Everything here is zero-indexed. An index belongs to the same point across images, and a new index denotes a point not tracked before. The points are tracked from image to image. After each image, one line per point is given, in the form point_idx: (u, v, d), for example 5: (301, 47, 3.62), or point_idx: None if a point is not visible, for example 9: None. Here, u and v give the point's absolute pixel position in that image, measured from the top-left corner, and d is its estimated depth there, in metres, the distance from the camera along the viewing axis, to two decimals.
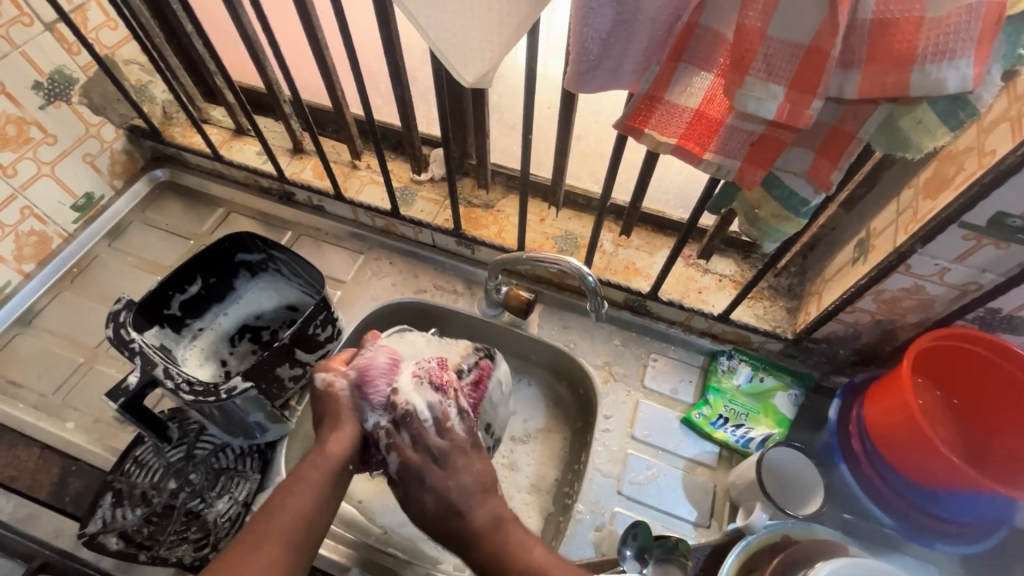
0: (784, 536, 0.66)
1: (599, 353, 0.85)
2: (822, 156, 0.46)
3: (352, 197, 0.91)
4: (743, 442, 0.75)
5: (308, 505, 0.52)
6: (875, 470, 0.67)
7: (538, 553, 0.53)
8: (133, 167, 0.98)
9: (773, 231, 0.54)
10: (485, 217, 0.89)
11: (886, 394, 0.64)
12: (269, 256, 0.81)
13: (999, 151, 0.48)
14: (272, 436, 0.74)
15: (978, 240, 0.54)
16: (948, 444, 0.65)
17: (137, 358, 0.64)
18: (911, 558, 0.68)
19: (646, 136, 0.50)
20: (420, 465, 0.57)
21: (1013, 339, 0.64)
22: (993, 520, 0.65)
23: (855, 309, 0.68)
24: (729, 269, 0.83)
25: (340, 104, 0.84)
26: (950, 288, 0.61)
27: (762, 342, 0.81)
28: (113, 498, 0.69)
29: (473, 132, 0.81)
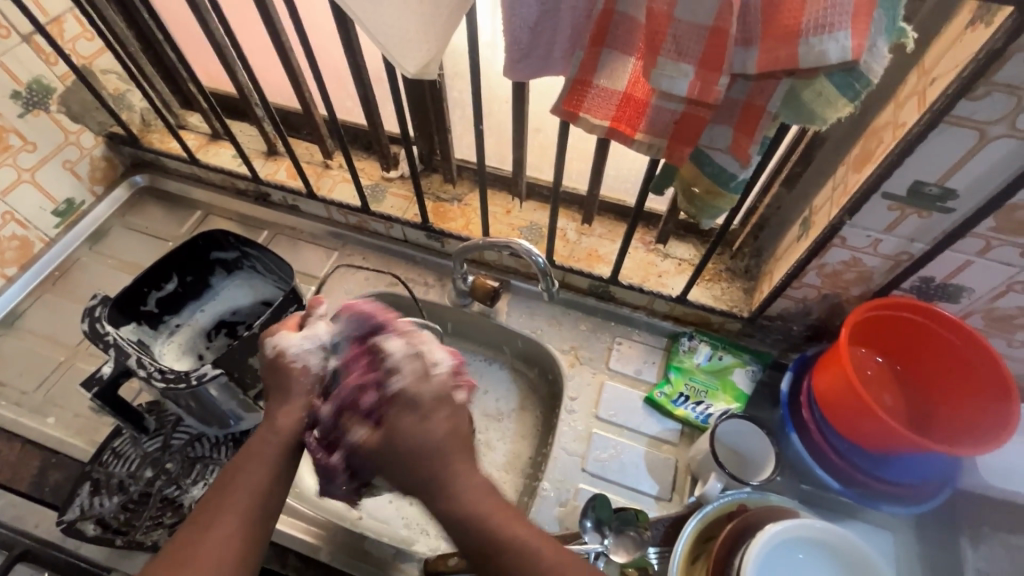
0: (740, 505, 0.68)
1: (565, 338, 0.87)
2: (741, 131, 0.48)
3: (325, 195, 0.95)
4: (703, 418, 0.78)
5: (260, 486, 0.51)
6: (825, 438, 0.70)
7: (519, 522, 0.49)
8: (113, 173, 1.01)
9: (709, 207, 0.57)
10: (453, 211, 0.92)
11: (831, 361, 0.67)
12: (243, 254, 0.83)
13: (909, 123, 0.51)
14: (247, 424, 0.76)
15: (902, 210, 0.57)
16: (893, 410, 0.68)
17: (111, 349, 0.66)
18: (866, 524, 0.71)
19: (582, 119, 0.53)
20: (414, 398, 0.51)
21: (950, 307, 0.67)
22: (937, 482, 0.67)
23: (801, 284, 0.71)
24: (687, 253, 0.86)
25: (308, 105, 0.87)
26: (885, 258, 0.64)
27: (721, 322, 0.84)
28: (91, 487, 0.71)
29: (437, 128, 0.85)
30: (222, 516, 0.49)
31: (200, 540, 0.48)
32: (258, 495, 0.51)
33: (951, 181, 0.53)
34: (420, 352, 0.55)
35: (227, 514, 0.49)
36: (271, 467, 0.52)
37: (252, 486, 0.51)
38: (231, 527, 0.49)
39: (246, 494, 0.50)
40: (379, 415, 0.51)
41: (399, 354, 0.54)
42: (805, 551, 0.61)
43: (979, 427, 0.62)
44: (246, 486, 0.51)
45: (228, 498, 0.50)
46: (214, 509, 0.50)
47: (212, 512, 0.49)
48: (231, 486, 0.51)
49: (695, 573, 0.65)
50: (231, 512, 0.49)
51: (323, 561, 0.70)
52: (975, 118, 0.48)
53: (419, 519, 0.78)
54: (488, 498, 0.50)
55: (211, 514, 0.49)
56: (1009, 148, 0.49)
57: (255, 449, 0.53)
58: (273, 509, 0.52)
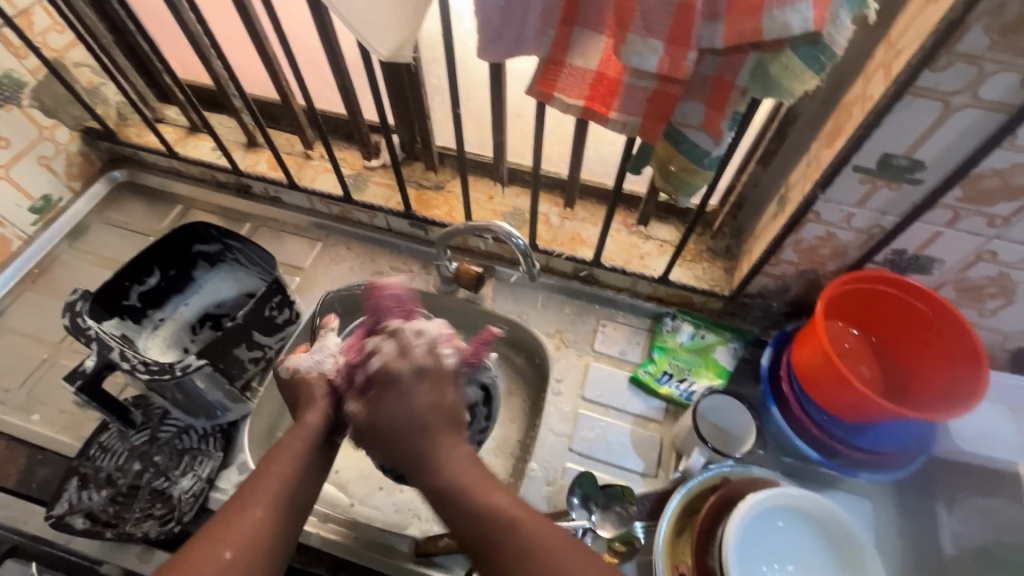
0: (724, 478, 0.70)
1: (550, 322, 0.88)
2: (712, 107, 0.49)
3: (306, 185, 0.94)
4: (686, 395, 0.79)
5: (295, 475, 0.55)
6: (805, 410, 0.71)
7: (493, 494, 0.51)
8: (91, 169, 1.00)
9: (685, 184, 0.57)
10: (436, 198, 0.92)
11: (809, 335, 0.68)
12: (226, 246, 0.83)
13: (876, 96, 0.52)
14: (234, 415, 0.76)
15: (873, 183, 0.58)
16: (869, 381, 0.70)
17: (93, 343, 0.66)
18: (843, 493, 0.72)
19: (556, 99, 0.53)
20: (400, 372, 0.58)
21: (923, 279, 0.68)
22: (912, 449, 0.69)
23: (780, 261, 0.72)
24: (668, 234, 0.87)
25: (286, 94, 0.87)
26: (858, 232, 0.65)
27: (703, 302, 0.85)
28: (79, 481, 0.71)
29: (417, 116, 0.85)
30: (253, 504, 0.51)
31: (234, 518, 0.50)
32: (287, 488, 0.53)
33: (919, 153, 0.54)
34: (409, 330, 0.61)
35: (259, 502, 0.51)
36: (303, 459, 0.56)
37: (280, 475, 0.54)
38: (263, 512, 0.51)
39: (276, 484, 0.53)
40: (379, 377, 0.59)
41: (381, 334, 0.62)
42: (784, 519, 0.63)
43: (952, 394, 0.64)
44: (280, 476, 0.54)
45: (263, 485, 0.53)
46: (248, 496, 0.52)
47: (242, 500, 0.52)
48: (263, 480, 0.53)
49: (681, 545, 0.67)
50: (262, 500, 0.52)
51: (313, 546, 0.71)
52: (940, 88, 0.49)
53: (410, 503, 0.78)
54: (466, 470, 0.53)
55: (245, 500, 0.51)
56: (972, 118, 0.50)
57: (288, 445, 0.57)
58: (301, 502, 0.54)
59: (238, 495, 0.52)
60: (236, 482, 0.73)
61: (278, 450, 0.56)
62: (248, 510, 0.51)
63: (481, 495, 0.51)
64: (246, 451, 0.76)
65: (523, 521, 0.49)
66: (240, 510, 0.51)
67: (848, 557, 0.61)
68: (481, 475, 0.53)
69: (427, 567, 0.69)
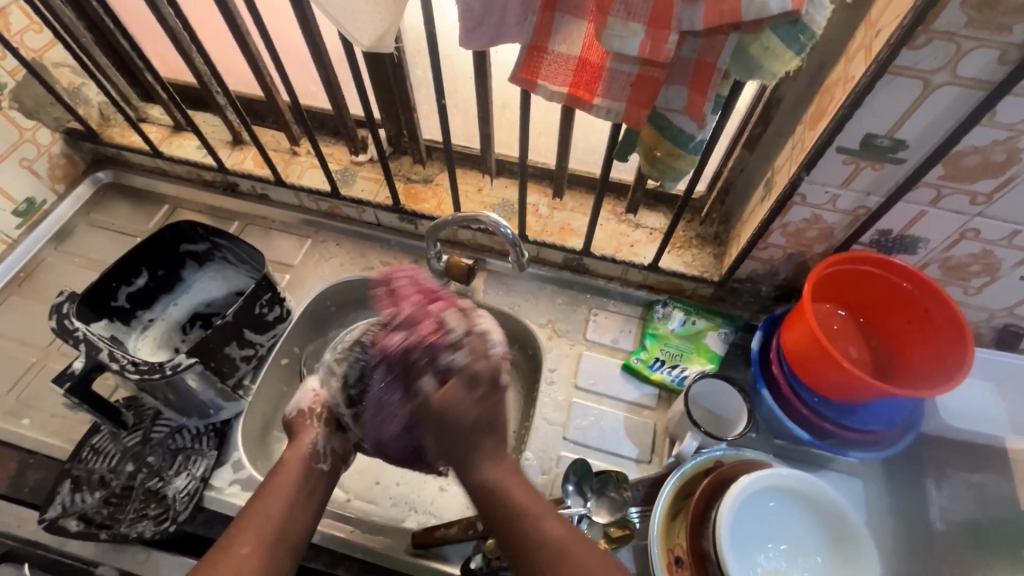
0: (716, 462, 0.70)
1: (542, 312, 0.88)
2: (694, 90, 0.49)
3: (294, 182, 0.94)
4: (678, 380, 0.79)
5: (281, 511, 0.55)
6: (795, 392, 0.72)
7: (531, 499, 0.54)
8: (74, 171, 0.99)
9: (672, 169, 0.57)
10: (425, 191, 0.92)
11: (797, 317, 0.68)
12: (213, 245, 0.83)
13: (857, 76, 0.52)
14: (227, 414, 0.76)
15: (856, 163, 0.59)
16: (858, 361, 0.70)
17: (81, 344, 0.65)
18: (833, 473, 0.73)
19: (541, 87, 0.53)
20: (482, 370, 0.57)
21: (908, 259, 0.69)
22: (900, 427, 0.70)
23: (768, 245, 0.73)
24: (657, 222, 0.87)
25: (270, 90, 0.86)
26: (844, 214, 0.65)
27: (694, 288, 0.85)
28: (71, 484, 0.71)
29: (403, 109, 0.84)
30: (238, 541, 0.52)
31: (217, 557, 0.50)
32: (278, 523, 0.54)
33: (901, 132, 0.55)
34: (489, 337, 0.60)
35: (246, 538, 0.52)
36: (292, 498, 0.57)
37: (271, 512, 0.55)
38: (250, 548, 0.51)
39: (264, 519, 0.54)
40: (444, 371, 0.58)
41: (463, 328, 0.60)
42: (775, 499, 0.63)
43: (938, 370, 0.65)
44: (268, 514, 0.55)
45: (254, 522, 0.53)
46: (235, 532, 0.53)
47: (230, 540, 0.52)
48: (252, 517, 0.54)
49: (675, 528, 0.67)
50: (249, 538, 0.52)
51: (311, 540, 0.71)
52: (919, 67, 0.49)
53: (407, 497, 0.79)
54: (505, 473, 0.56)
55: (231, 538, 0.52)
56: (952, 96, 0.51)
57: (278, 478, 0.59)
58: (294, 538, 0.55)
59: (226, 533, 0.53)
60: (231, 479, 0.73)
61: (264, 489, 0.57)
62: (233, 547, 0.51)
63: (522, 500, 0.54)
64: (241, 449, 0.75)
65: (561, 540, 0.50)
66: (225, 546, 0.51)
67: (841, 536, 0.61)
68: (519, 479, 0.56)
69: (423, 558, 0.69)
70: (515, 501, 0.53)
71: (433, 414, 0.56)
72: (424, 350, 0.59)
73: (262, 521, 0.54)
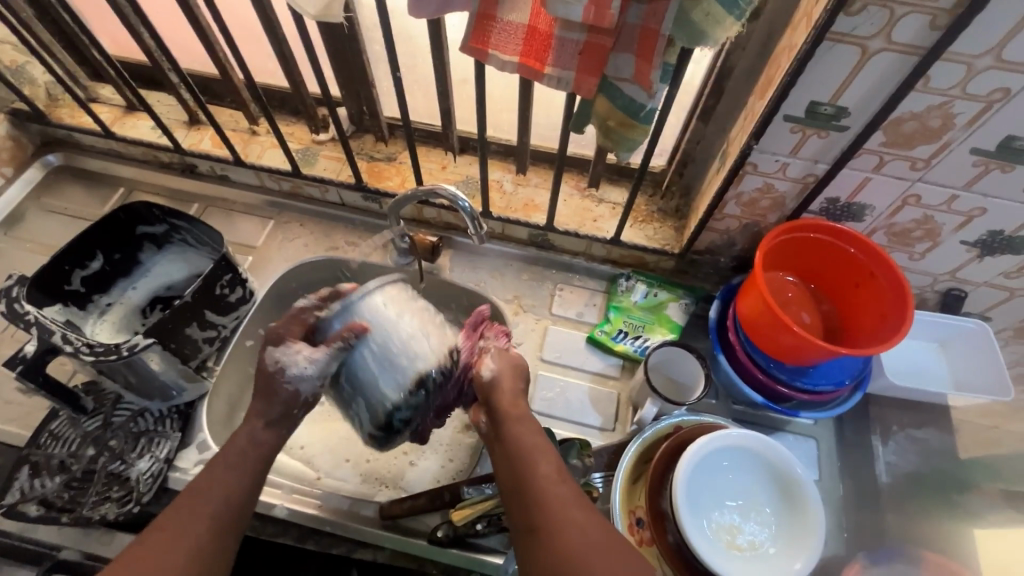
0: (676, 427, 0.72)
1: (508, 288, 0.89)
2: (641, 57, 0.50)
3: (254, 162, 0.92)
4: (641, 350, 0.81)
5: (235, 488, 0.54)
6: (751, 358, 0.74)
7: (533, 432, 0.55)
8: (22, 154, 0.96)
9: (626, 140, 0.58)
10: (388, 169, 0.91)
11: (751, 284, 0.70)
12: (171, 226, 0.81)
13: (800, 43, 0.53)
14: (191, 395, 0.76)
15: (803, 131, 0.60)
16: (809, 326, 0.73)
17: (32, 328, 0.64)
18: (789, 434, 0.76)
19: (492, 57, 0.53)
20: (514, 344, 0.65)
21: (856, 227, 0.71)
22: (849, 387, 0.73)
23: (723, 215, 0.74)
24: (619, 196, 0.89)
25: (224, 66, 0.84)
26: (794, 182, 0.67)
27: (655, 261, 0.87)
28: (30, 470, 0.69)
29: (362, 86, 0.83)
30: (186, 524, 0.51)
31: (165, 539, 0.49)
32: (226, 513, 0.53)
33: (843, 99, 0.56)
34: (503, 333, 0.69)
35: (192, 521, 0.51)
36: (244, 476, 0.55)
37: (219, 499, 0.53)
38: (199, 529, 0.51)
39: (218, 502, 0.53)
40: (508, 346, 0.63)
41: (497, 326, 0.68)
42: (729, 458, 0.66)
43: (881, 332, 0.68)
44: (216, 493, 0.53)
45: (199, 504, 0.52)
46: (182, 509, 0.52)
47: (177, 519, 0.51)
48: (200, 497, 0.52)
49: (637, 491, 0.70)
50: (196, 519, 0.51)
51: (278, 516, 0.71)
52: (856, 34, 0.51)
53: (377, 472, 0.80)
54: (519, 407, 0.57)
55: (178, 519, 0.51)
56: (889, 62, 0.52)
57: (230, 457, 0.56)
58: (243, 515, 0.54)
59: (169, 513, 0.52)
60: (196, 460, 0.73)
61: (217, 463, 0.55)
62: (183, 527, 0.50)
63: (523, 434, 0.55)
64: (205, 430, 0.75)
65: (551, 480, 0.51)
66: (175, 529, 0.50)
67: (788, 488, 0.64)
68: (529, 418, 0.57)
69: (391, 529, 0.70)
70: (524, 442, 0.54)
71: (506, 361, 0.59)
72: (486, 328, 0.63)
73: (209, 501, 0.52)
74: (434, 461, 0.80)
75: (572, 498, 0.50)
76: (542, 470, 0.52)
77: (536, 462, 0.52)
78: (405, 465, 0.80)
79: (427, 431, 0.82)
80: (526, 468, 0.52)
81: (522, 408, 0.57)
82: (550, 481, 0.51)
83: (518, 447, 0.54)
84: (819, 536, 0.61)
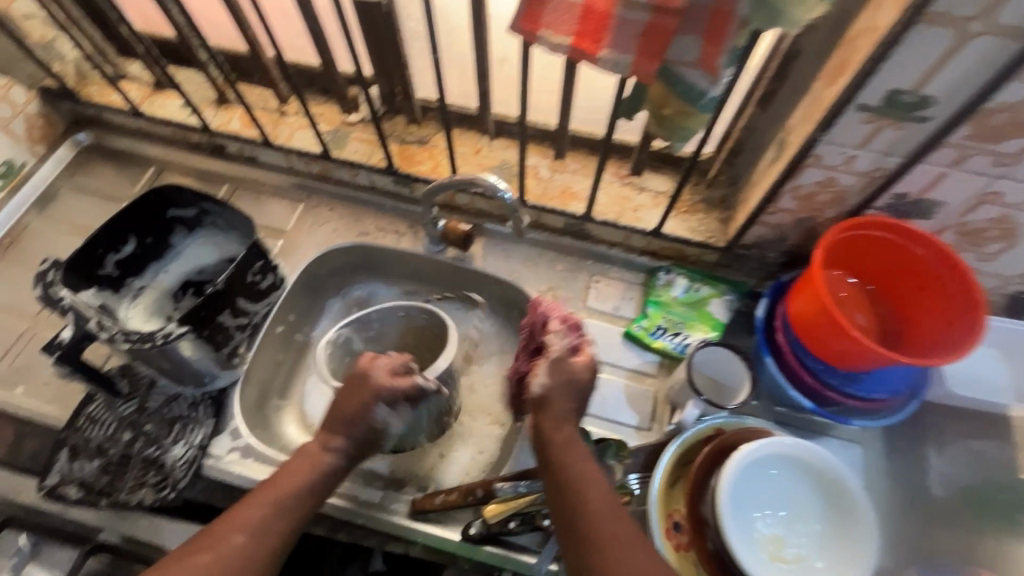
0: (717, 429, 0.69)
1: (542, 279, 0.86)
2: (709, 41, 0.46)
3: (283, 143, 0.89)
4: (680, 348, 0.78)
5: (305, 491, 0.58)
6: (801, 361, 0.70)
7: (586, 462, 0.56)
8: (53, 132, 0.95)
9: (680, 129, 0.54)
10: (420, 153, 0.88)
11: (806, 283, 0.66)
12: (202, 210, 0.80)
13: (885, 25, 0.48)
14: (224, 381, 0.76)
15: (877, 122, 0.55)
16: (865, 329, 0.69)
17: (69, 313, 0.64)
18: (835, 440, 0.72)
19: (542, 39, 0.49)
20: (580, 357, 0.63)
21: (924, 224, 0.66)
22: (905, 395, 0.69)
23: (776, 209, 0.70)
24: (662, 185, 0.84)
25: (255, 44, 0.81)
26: (860, 176, 0.62)
27: (698, 254, 0.83)
28: (69, 452, 0.70)
29: (395, 65, 0.80)
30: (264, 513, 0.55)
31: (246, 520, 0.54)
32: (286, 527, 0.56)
33: (928, 87, 0.51)
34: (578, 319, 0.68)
35: (270, 511, 0.56)
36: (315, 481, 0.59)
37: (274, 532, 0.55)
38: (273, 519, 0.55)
39: (291, 499, 0.57)
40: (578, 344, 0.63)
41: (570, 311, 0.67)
42: (777, 467, 0.63)
43: (947, 340, 0.63)
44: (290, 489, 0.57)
45: (276, 495, 0.57)
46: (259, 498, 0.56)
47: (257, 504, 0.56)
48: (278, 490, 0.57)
49: (675, 495, 0.67)
50: (274, 509, 0.56)
51: None
52: (952, 14, 0.45)
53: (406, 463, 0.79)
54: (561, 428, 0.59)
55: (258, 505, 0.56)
56: (985, 47, 0.47)
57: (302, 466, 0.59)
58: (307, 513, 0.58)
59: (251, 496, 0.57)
60: (230, 447, 0.72)
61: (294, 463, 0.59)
62: (261, 513, 0.55)
63: (577, 462, 0.56)
64: (238, 417, 0.74)
65: (605, 512, 0.53)
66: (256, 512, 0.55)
67: (839, 502, 0.61)
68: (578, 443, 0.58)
69: (422, 524, 0.69)
70: (578, 471, 0.55)
71: (561, 373, 0.61)
72: (563, 325, 0.64)
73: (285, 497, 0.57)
74: (464, 453, 0.79)
75: (625, 532, 0.51)
76: (595, 500, 0.53)
77: (585, 497, 0.53)
78: (435, 456, 0.79)
79: (457, 423, 0.81)
80: (579, 498, 0.53)
81: (563, 430, 0.59)
82: (605, 516, 0.52)
83: (566, 477, 0.55)
84: (869, 558, 0.58)
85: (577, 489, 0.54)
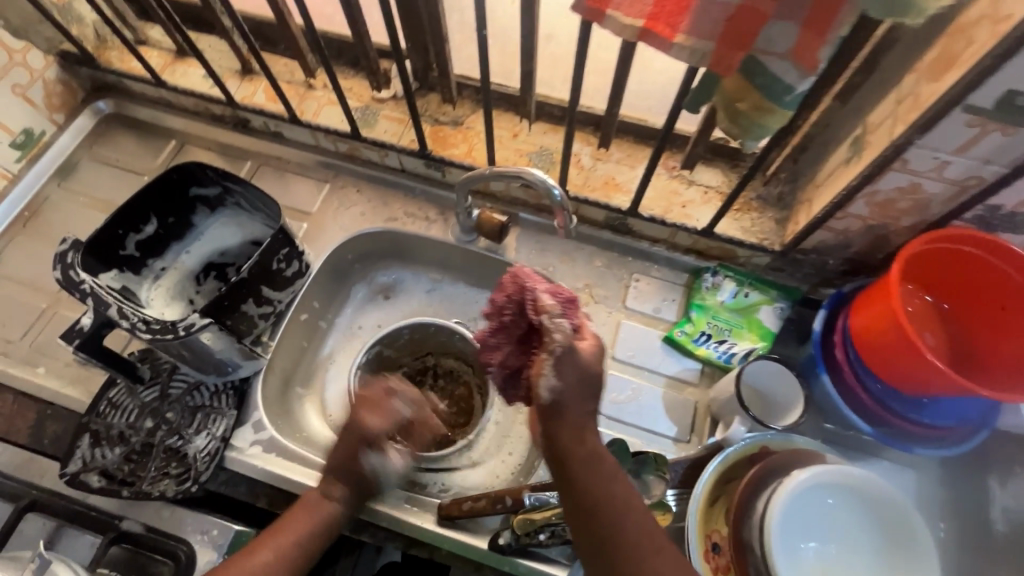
0: (762, 447, 0.65)
1: (578, 276, 0.81)
2: (808, 29, 0.40)
3: (310, 120, 0.84)
4: (725, 357, 0.73)
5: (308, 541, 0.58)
6: (860, 381, 0.65)
7: (619, 484, 0.49)
8: (73, 100, 0.91)
9: (753, 125, 0.48)
10: (454, 135, 0.82)
11: (877, 298, 0.60)
12: (225, 188, 0.76)
13: (1013, 15, 0.41)
14: (246, 371, 0.73)
15: (983, 125, 0.49)
16: (936, 350, 0.63)
17: (89, 299, 0.61)
18: (885, 461, 0.68)
19: (610, 19, 0.43)
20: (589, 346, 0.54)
21: (1014, 239, 0.60)
22: (973, 424, 0.63)
23: (846, 214, 0.64)
24: (714, 179, 0.78)
25: (282, 11, 0.75)
26: (950, 184, 0.56)
27: (748, 256, 0.77)
28: (91, 438, 0.68)
29: (432, 39, 0.74)
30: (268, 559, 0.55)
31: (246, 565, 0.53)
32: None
33: None
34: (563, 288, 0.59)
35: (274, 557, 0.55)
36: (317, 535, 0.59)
37: None
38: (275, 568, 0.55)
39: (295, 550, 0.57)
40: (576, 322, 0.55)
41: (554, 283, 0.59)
42: (835, 497, 0.59)
43: None
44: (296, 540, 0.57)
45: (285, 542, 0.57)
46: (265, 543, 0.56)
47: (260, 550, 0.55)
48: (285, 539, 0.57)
49: (714, 512, 0.63)
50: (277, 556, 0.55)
51: None
52: None
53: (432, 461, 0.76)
54: (581, 442, 0.50)
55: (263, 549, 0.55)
56: None
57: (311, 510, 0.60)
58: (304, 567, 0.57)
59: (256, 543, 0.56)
60: (252, 441, 0.71)
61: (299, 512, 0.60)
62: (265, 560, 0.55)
63: (604, 487, 0.49)
64: (261, 410, 0.73)
65: (641, 548, 0.47)
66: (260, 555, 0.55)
67: (898, 541, 0.57)
68: (603, 459, 0.50)
69: (448, 528, 0.67)
70: (608, 497, 0.48)
71: (571, 370, 0.51)
72: (558, 302, 0.55)
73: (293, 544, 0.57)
74: (491, 453, 0.76)
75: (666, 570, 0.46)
76: (628, 532, 0.47)
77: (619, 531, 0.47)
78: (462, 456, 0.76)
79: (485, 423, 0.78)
80: (610, 532, 0.47)
81: (587, 441, 0.51)
82: (640, 549, 0.47)
83: (593, 502, 0.48)
84: None
85: (607, 520, 0.48)
